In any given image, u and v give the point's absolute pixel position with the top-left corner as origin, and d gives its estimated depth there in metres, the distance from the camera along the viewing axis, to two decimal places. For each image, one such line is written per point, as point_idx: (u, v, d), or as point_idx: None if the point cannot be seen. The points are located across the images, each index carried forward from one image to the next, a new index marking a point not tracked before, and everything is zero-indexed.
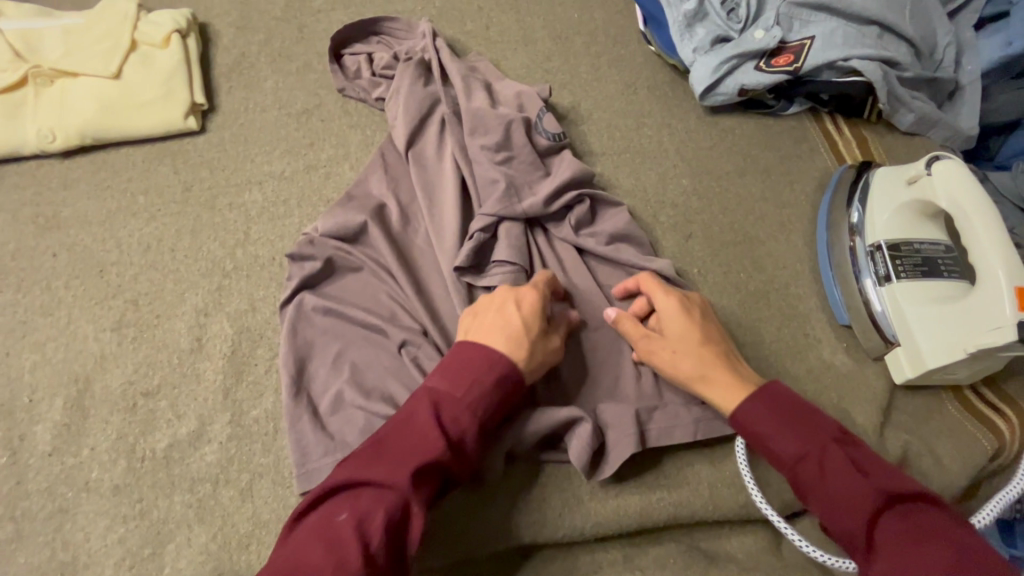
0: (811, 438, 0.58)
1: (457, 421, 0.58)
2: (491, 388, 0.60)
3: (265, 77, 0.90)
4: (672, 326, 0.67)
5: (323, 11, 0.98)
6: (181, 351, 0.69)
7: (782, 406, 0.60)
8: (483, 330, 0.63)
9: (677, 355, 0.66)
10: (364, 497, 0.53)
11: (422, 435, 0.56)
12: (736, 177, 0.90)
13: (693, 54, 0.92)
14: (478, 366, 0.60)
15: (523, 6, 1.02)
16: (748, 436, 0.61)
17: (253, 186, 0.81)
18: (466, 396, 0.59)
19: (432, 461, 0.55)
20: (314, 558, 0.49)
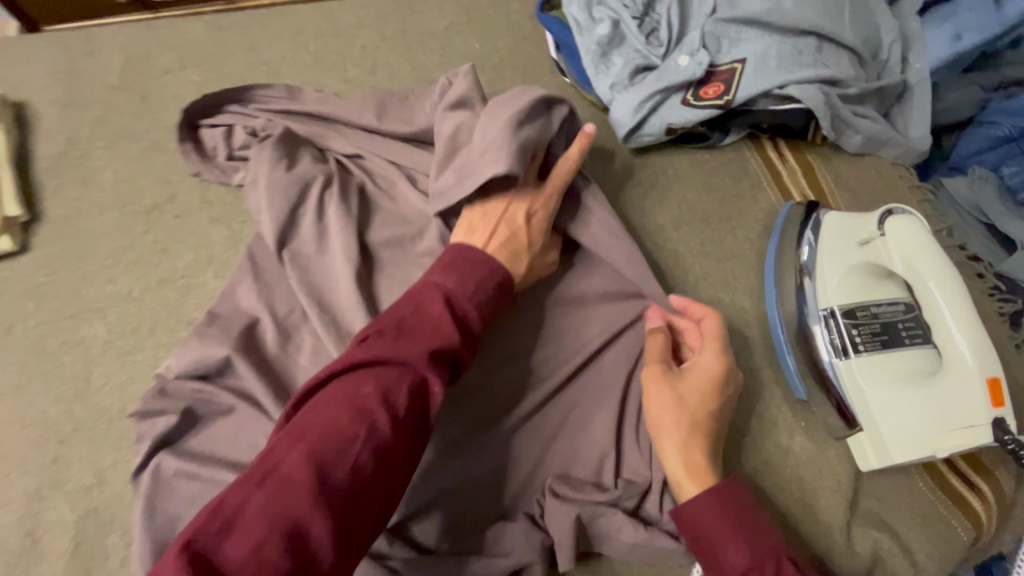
0: (761, 547, 0.53)
1: (466, 315, 0.57)
2: (496, 288, 0.60)
3: (102, 166, 0.74)
4: (698, 380, 0.61)
5: (170, 71, 0.81)
6: (12, 553, 0.56)
7: (745, 512, 0.55)
8: (491, 235, 0.63)
9: (680, 404, 0.60)
10: (386, 373, 0.50)
11: (437, 322, 0.55)
12: (671, 230, 0.79)
13: (611, 90, 0.79)
14: (481, 266, 0.60)
15: (414, 40, 0.88)
16: (694, 535, 0.56)
17: (93, 316, 0.66)
18: (474, 291, 0.58)
19: (448, 347, 0.54)
20: (341, 423, 0.46)
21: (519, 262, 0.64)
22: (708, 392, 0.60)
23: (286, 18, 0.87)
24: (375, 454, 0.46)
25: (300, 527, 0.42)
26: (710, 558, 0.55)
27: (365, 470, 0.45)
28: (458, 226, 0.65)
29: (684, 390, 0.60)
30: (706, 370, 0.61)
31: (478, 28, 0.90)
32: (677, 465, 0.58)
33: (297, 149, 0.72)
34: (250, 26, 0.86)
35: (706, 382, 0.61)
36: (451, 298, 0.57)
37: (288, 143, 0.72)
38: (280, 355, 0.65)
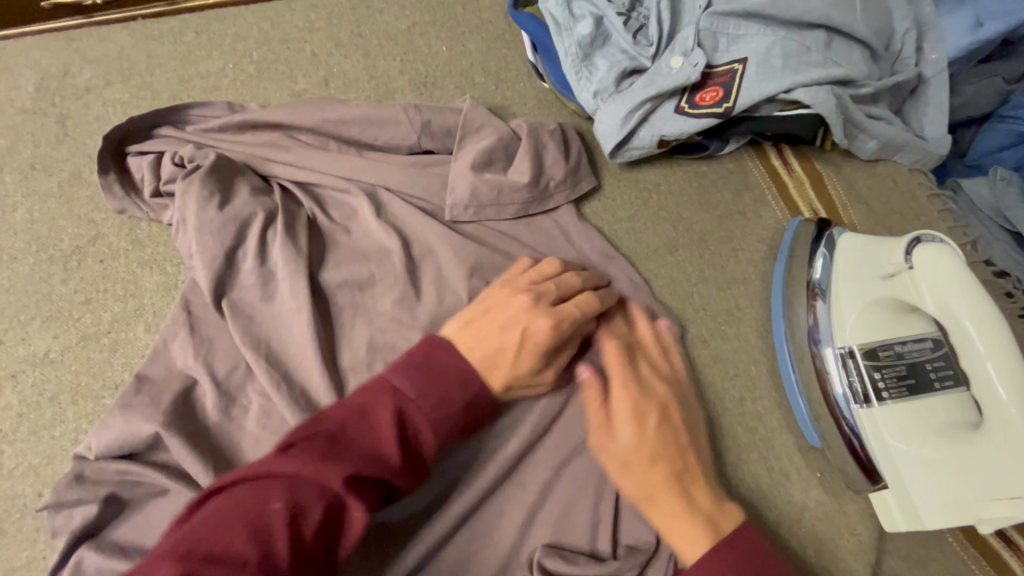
0: None
1: (418, 432, 0.49)
2: (461, 411, 0.51)
3: (13, 204, 0.65)
4: (621, 430, 0.55)
5: (92, 89, 0.71)
6: None
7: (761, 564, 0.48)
8: (480, 342, 0.54)
9: (625, 472, 0.54)
10: (301, 488, 0.44)
11: (380, 437, 0.48)
12: (667, 255, 0.70)
13: (595, 98, 0.70)
14: (450, 380, 0.51)
15: (372, 45, 0.78)
16: None
17: (3, 383, 0.58)
18: (433, 409, 0.50)
19: (383, 472, 0.47)
20: (232, 545, 0.41)
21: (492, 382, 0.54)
22: (634, 437, 0.54)
23: (226, 23, 0.77)
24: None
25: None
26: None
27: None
28: (471, 310, 0.58)
29: (620, 455, 0.54)
30: (621, 414, 0.55)
31: (445, 27, 0.80)
32: (665, 531, 0.51)
33: (235, 180, 0.63)
34: (184, 33, 0.76)
35: (629, 426, 0.54)
36: (403, 408, 0.49)
37: (224, 175, 0.62)
38: (218, 423, 0.56)
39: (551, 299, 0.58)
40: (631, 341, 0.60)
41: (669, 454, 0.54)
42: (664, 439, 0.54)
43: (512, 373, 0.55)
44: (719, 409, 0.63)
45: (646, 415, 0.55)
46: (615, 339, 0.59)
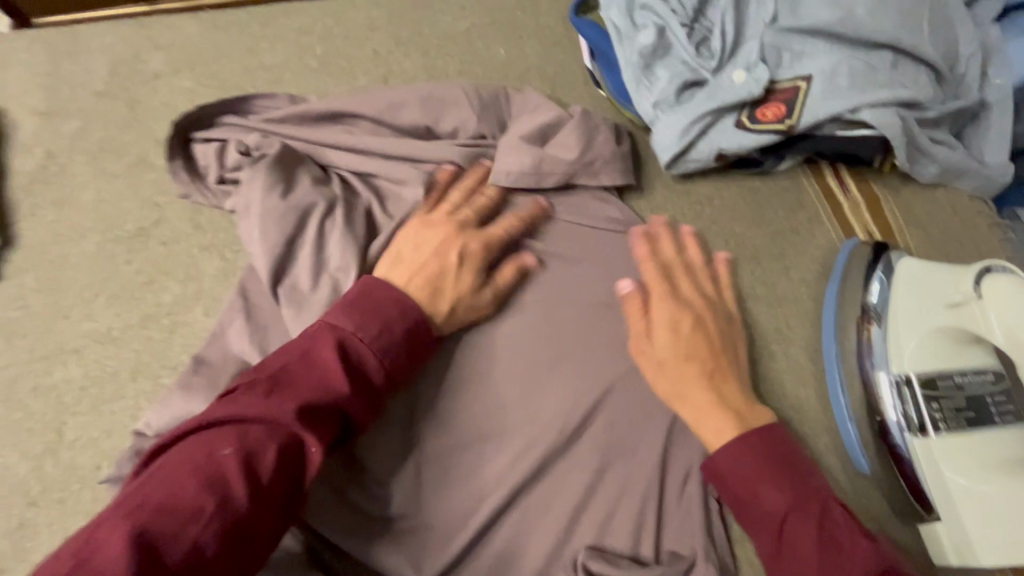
0: (804, 492, 0.51)
1: (365, 362, 0.50)
2: (405, 336, 0.52)
3: (83, 184, 0.67)
4: (657, 333, 0.60)
5: (162, 76, 0.73)
6: None
7: (784, 453, 0.53)
8: (417, 271, 0.58)
9: (659, 369, 0.59)
10: (246, 432, 0.43)
11: (324, 368, 0.47)
12: (717, 269, 0.70)
13: (655, 108, 0.69)
14: (387, 306, 0.53)
15: (431, 44, 0.79)
16: (727, 484, 0.54)
17: (67, 357, 0.59)
18: (377, 337, 0.50)
19: (336, 406, 0.47)
20: (182, 495, 0.39)
21: (439, 299, 0.57)
22: (669, 340, 0.59)
23: (290, 17, 0.78)
24: (221, 532, 0.38)
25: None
26: (746, 501, 0.53)
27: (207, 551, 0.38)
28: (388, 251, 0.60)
29: (654, 354, 0.59)
30: (660, 319, 0.60)
31: (504, 31, 0.80)
32: (690, 420, 0.57)
33: (296, 171, 0.64)
34: (251, 25, 0.77)
35: (670, 330, 0.59)
36: (349, 342, 0.49)
37: (285, 165, 0.63)
38: None
39: (472, 225, 0.63)
40: (668, 264, 0.64)
41: (701, 354, 0.59)
42: (698, 342, 0.59)
43: (457, 292, 0.59)
44: None
45: (681, 321, 0.60)
46: (652, 260, 0.64)
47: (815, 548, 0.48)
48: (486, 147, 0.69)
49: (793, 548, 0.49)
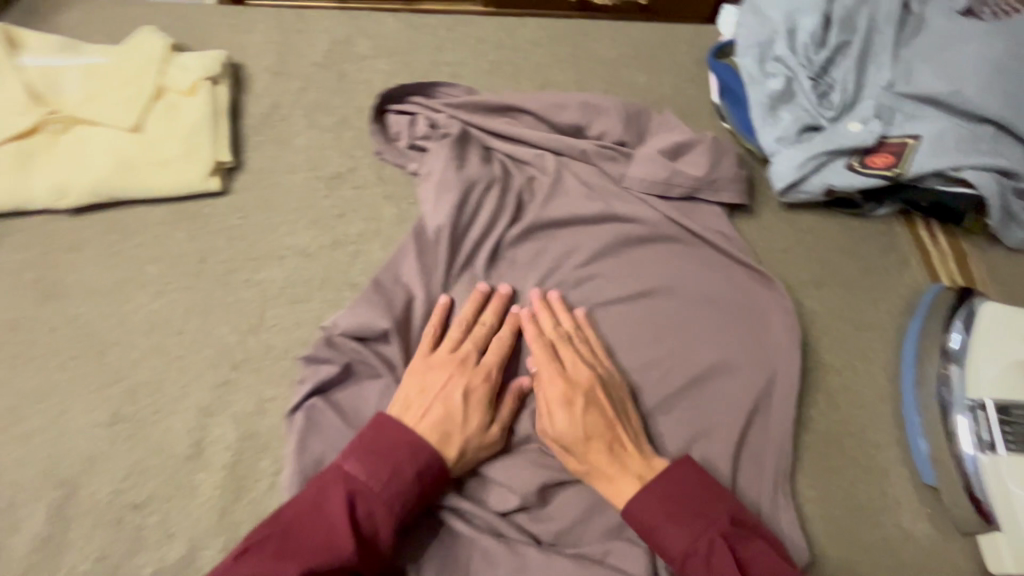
0: (699, 531, 0.57)
1: (372, 512, 0.55)
2: (412, 483, 0.57)
3: (298, 132, 0.82)
4: (547, 393, 0.64)
5: (366, 58, 0.89)
6: (179, 457, 0.62)
7: (678, 497, 0.59)
8: (423, 415, 0.61)
9: (568, 453, 0.63)
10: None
11: (335, 524, 0.53)
12: (811, 289, 0.79)
13: (776, 143, 0.81)
14: (399, 452, 0.58)
15: (583, 66, 0.93)
16: (640, 525, 0.59)
17: (273, 262, 0.73)
18: (385, 488, 0.56)
19: (340, 560, 0.52)
20: None
21: (450, 443, 0.61)
22: (567, 421, 0.62)
23: (472, 27, 0.94)
24: None
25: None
26: (654, 546, 0.59)
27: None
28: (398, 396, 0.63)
29: (558, 441, 0.63)
30: (554, 401, 0.64)
31: (646, 64, 0.94)
32: (606, 493, 0.61)
33: (470, 147, 0.78)
34: (439, 29, 0.93)
35: (562, 412, 0.63)
36: (357, 493, 0.55)
37: (462, 141, 0.77)
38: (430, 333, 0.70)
39: (472, 360, 0.66)
40: (554, 338, 0.68)
41: (597, 424, 0.62)
42: (592, 418, 0.63)
43: (466, 434, 0.62)
44: (841, 431, 0.71)
45: (571, 395, 0.64)
46: (538, 339, 0.68)
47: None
48: (624, 153, 0.81)
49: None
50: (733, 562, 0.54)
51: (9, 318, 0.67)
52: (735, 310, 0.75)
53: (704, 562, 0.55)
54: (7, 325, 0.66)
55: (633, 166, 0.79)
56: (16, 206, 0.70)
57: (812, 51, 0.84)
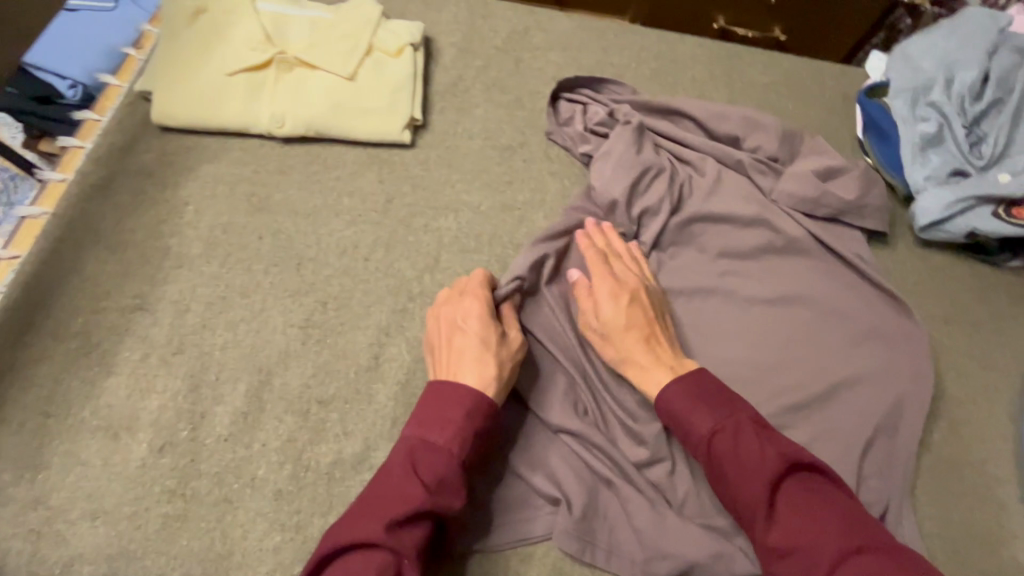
0: (729, 413, 0.59)
1: (435, 460, 0.56)
2: (466, 422, 0.58)
3: (477, 104, 0.90)
4: (601, 295, 0.69)
5: (541, 49, 0.97)
6: (359, 367, 0.69)
7: (701, 384, 0.61)
8: (445, 360, 0.63)
9: (606, 341, 0.67)
10: (364, 568, 0.50)
11: (403, 482, 0.54)
12: (940, 323, 0.82)
13: (924, 182, 0.85)
14: (446, 403, 0.58)
15: (736, 85, 0.99)
16: (668, 409, 0.62)
17: (449, 213, 0.81)
18: (441, 436, 0.57)
19: (416, 508, 0.53)
20: None
21: (486, 363, 0.62)
22: (612, 312, 0.67)
23: (637, 36, 1.02)
24: None
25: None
26: (680, 429, 0.61)
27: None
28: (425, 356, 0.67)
29: (602, 327, 0.67)
30: (601, 295, 0.69)
31: (795, 93, 1.00)
32: (642, 378, 0.65)
33: (641, 140, 0.85)
34: (607, 33, 1.01)
35: (609, 303, 0.68)
36: (417, 448, 0.56)
37: (639, 133, 0.84)
38: None
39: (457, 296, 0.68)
40: (606, 251, 0.74)
41: (632, 317, 0.67)
42: (635, 314, 0.67)
43: (485, 347, 0.62)
44: (962, 459, 0.74)
45: (620, 292, 0.68)
46: (592, 247, 0.74)
47: (735, 462, 0.56)
48: (775, 168, 0.86)
49: (718, 463, 0.57)
50: (758, 441, 0.57)
51: (224, 221, 0.75)
52: (868, 329, 0.79)
53: (732, 437, 0.58)
54: (222, 227, 0.75)
55: (782, 181, 0.84)
56: (239, 127, 0.80)
57: (967, 102, 0.88)
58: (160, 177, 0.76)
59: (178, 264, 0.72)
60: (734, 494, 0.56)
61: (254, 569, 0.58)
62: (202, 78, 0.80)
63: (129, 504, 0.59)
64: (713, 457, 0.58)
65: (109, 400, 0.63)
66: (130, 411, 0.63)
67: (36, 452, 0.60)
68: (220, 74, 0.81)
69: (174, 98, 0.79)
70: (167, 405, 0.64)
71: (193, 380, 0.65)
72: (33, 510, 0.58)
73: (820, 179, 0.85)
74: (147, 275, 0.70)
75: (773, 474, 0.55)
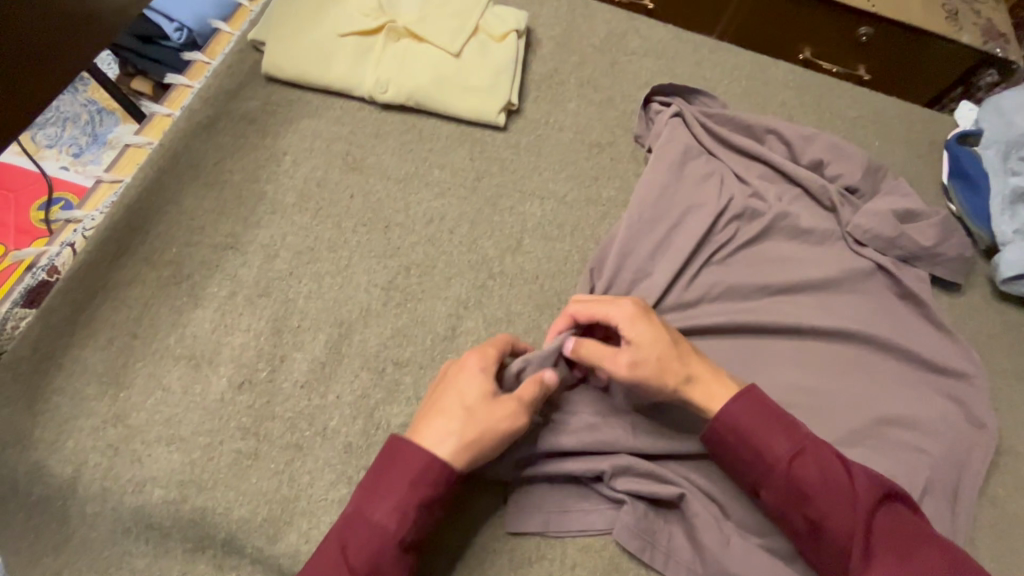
0: (802, 438, 0.57)
1: (375, 538, 0.52)
2: (411, 497, 0.53)
3: (570, 99, 0.91)
4: (638, 322, 0.61)
5: (636, 54, 0.98)
6: (435, 335, 0.69)
7: (764, 405, 0.58)
8: (423, 418, 0.56)
9: (665, 362, 0.60)
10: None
11: (336, 564, 0.51)
12: (1013, 379, 0.81)
13: (1011, 234, 0.84)
14: (394, 474, 0.53)
15: (825, 115, 0.99)
16: (741, 436, 0.58)
17: (535, 199, 0.81)
18: (381, 510, 0.52)
19: None
20: None
21: (457, 427, 0.55)
22: (655, 331, 0.60)
23: (731, 54, 1.02)
24: None
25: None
26: (753, 453, 0.57)
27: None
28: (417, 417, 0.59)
29: (655, 346, 0.60)
30: (638, 318, 0.61)
31: (882, 130, 0.99)
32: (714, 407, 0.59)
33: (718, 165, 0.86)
34: (702, 48, 1.02)
35: (647, 324, 0.61)
36: (356, 524, 0.52)
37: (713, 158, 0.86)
38: (663, 301, 0.76)
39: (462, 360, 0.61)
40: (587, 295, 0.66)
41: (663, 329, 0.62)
42: (670, 329, 0.63)
43: (461, 403, 0.56)
44: None
45: (653, 311, 0.62)
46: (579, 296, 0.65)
47: (823, 491, 0.55)
48: (851, 201, 0.86)
49: (803, 490, 0.55)
50: (840, 466, 0.56)
51: (319, 175, 0.76)
52: (945, 372, 0.77)
53: (814, 465, 0.56)
54: (316, 181, 0.76)
55: (862, 216, 0.83)
56: (343, 87, 0.81)
57: None
58: (262, 124, 0.78)
59: (272, 210, 0.73)
60: (821, 520, 0.55)
61: (318, 518, 0.57)
62: (314, 36, 0.82)
63: (204, 434, 0.59)
64: (796, 484, 0.55)
65: (195, 331, 0.64)
66: (213, 344, 0.64)
67: (121, 370, 0.61)
68: (331, 34, 0.82)
69: (284, 50, 0.80)
70: (248, 344, 0.64)
71: (276, 323, 0.66)
72: (112, 426, 0.58)
73: (902, 218, 0.84)
74: (242, 216, 0.71)
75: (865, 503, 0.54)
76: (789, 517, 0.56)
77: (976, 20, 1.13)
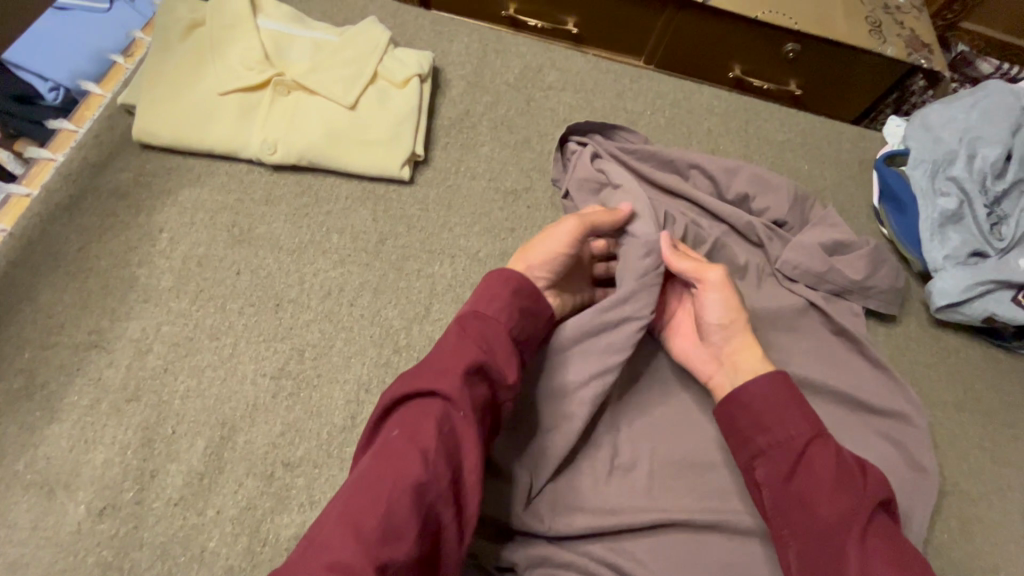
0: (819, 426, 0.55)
1: (488, 326, 0.53)
2: (512, 298, 0.56)
3: (483, 143, 0.86)
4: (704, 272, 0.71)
5: (553, 88, 0.94)
6: (333, 427, 0.62)
7: (789, 389, 0.57)
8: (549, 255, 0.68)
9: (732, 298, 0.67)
10: (424, 415, 0.45)
11: (458, 345, 0.51)
12: (952, 412, 0.78)
13: (942, 261, 0.82)
14: (498, 283, 0.57)
15: (753, 141, 0.96)
16: (762, 403, 0.56)
17: (445, 259, 0.75)
18: (491, 305, 0.55)
19: (471, 365, 0.49)
20: (376, 472, 0.42)
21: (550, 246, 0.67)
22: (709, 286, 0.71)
23: (653, 82, 0.98)
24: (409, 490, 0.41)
25: (435, 514, 0.42)
26: (769, 425, 0.55)
27: (449, 483, 0.43)
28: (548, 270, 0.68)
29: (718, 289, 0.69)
30: None
31: (811, 154, 0.97)
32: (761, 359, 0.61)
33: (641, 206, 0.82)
34: (623, 77, 0.98)
35: None
36: (467, 321, 0.53)
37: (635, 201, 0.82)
38: None
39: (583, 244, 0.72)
40: None
41: None
42: None
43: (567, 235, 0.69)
44: (976, 566, 0.69)
45: None
46: None
47: (832, 476, 0.51)
48: (780, 235, 0.83)
49: (809, 468, 0.52)
50: (849, 458, 0.53)
51: (200, 253, 0.69)
52: (884, 414, 0.74)
53: (829, 451, 0.53)
54: (197, 259, 0.69)
55: (791, 251, 0.79)
56: (227, 151, 0.74)
57: (989, 181, 0.85)
58: (135, 199, 0.71)
59: (144, 299, 0.65)
60: (815, 500, 0.51)
61: None
62: (190, 97, 0.75)
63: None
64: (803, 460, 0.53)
65: (49, 452, 0.57)
66: (71, 466, 0.56)
67: None
68: (211, 93, 0.75)
69: (158, 115, 0.73)
70: (113, 461, 0.57)
71: (146, 432, 0.59)
72: None
73: (833, 250, 0.80)
74: (110, 308, 0.64)
75: (872, 496, 0.50)
76: (780, 495, 0.53)
77: (900, 31, 1.11)
